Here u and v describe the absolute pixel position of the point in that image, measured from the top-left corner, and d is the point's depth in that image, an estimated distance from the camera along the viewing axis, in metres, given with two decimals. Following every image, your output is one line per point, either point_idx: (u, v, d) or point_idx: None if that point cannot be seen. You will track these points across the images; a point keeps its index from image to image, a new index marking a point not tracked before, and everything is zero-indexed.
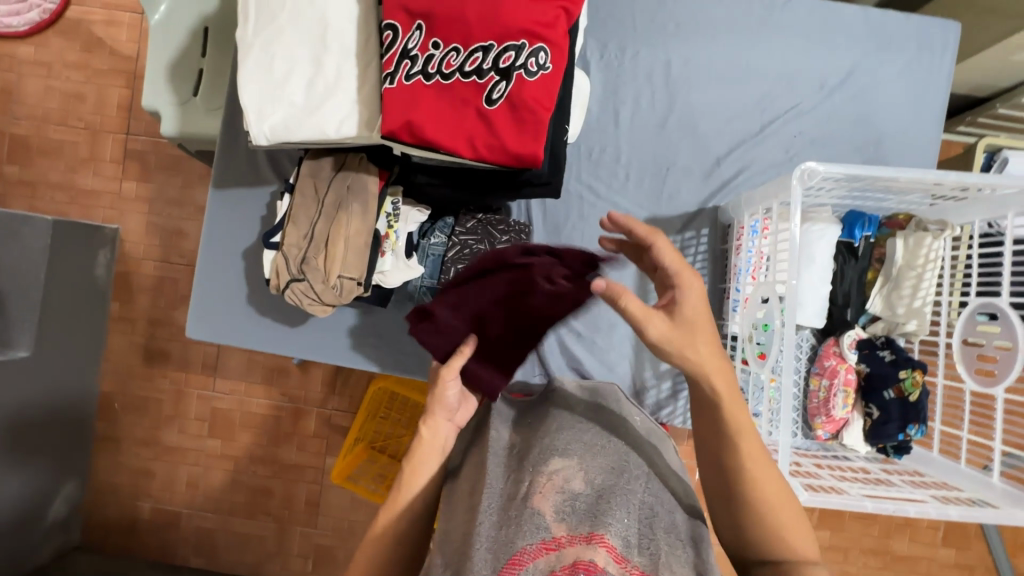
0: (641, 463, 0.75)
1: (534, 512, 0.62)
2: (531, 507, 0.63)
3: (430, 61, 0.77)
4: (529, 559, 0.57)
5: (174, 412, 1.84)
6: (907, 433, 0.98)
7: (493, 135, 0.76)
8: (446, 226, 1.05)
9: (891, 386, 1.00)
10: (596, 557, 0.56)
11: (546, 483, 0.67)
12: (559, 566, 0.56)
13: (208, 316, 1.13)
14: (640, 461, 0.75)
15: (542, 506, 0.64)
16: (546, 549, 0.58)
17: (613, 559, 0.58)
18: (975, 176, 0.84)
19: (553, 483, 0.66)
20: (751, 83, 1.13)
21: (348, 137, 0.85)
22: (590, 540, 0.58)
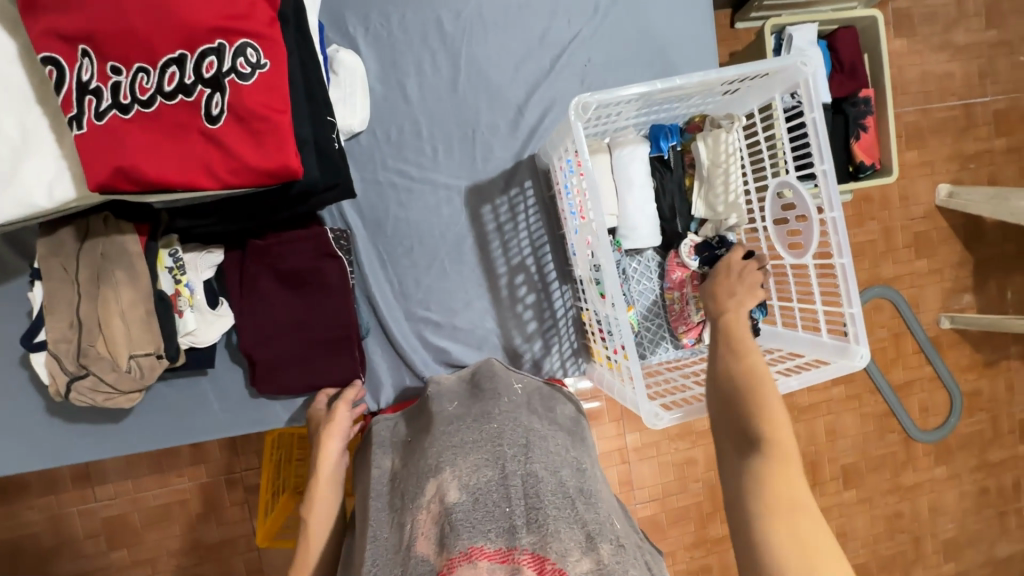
0: (517, 436, 0.78)
1: (418, 557, 0.65)
2: (414, 552, 0.66)
3: (119, 91, 0.64)
4: None
5: (56, 541, 1.60)
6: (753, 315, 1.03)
7: (229, 156, 0.66)
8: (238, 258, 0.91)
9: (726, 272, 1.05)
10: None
11: (426, 516, 0.69)
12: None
13: (14, 441, 0.95)
14: (517, 434, 0.79)
15: (422, 543, 0.67)
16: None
17: (496, 564, 0.61)
18: (735, 67, 0.87)
19: (431, 512, 0.69)
20: (527, 21, 1.09)
21: (69, 202, 0.72)
22: (470, 558, 0.60)
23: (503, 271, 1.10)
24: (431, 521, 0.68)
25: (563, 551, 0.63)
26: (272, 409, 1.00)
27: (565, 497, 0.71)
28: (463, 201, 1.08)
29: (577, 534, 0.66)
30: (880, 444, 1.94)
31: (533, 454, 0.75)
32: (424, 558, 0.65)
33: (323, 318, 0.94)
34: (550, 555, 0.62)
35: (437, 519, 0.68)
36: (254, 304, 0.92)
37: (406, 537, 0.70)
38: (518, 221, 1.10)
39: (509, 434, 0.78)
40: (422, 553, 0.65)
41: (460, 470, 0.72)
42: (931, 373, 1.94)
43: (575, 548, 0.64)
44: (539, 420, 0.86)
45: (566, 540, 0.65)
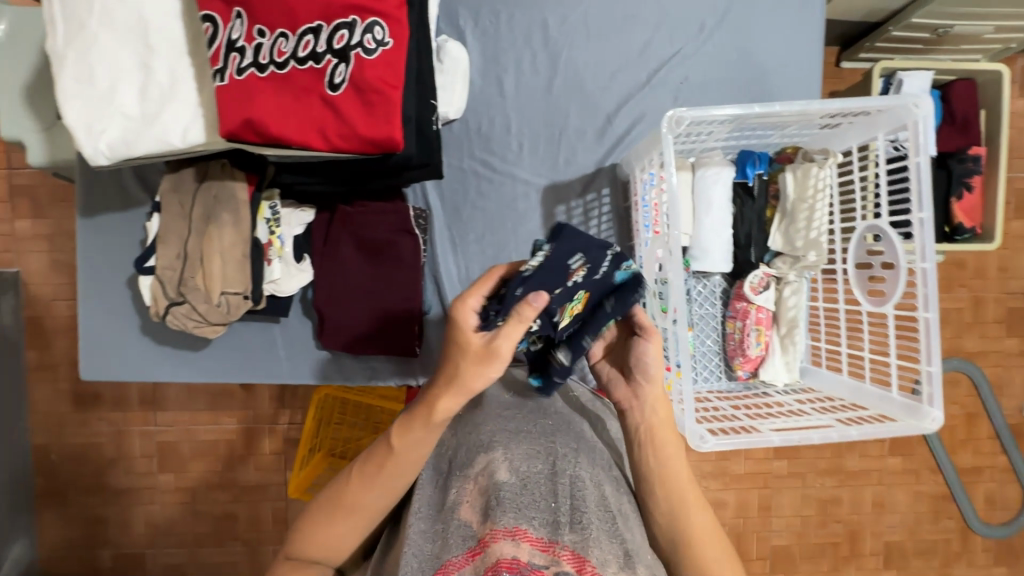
0: (570, 440, 0.80)
1: (460, 522, 0.69)
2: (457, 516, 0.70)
3: (260, 51, 0.71)
4: (457, 567, 0.64)
5: (116, 454, 1.75)
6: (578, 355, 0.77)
7: (342, 123, 0.72)
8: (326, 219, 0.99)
9: (555, 310, 0.72)
10: (518, 554, 0.62)
11: (472, 486, 0.73)
12: (485, 567, 0.62)
13: (108, 354, 1.07)
14: (569, 438, 0.81)
15: (467, 510, 0.70)
16: (472, 556, 0.64)
17: (537, 550, 0.64)
18: (840, 101, 0.85)
19: (478, 483, 0.73)
20: (631, 34, 1.10)
21: (196, 145, 0.79)
22: (514, 536, 0.63)
23: None
24: (476, 492, 0.72)
25: (600, 557, 0.64)
26: (330, 364, 1.07)
27: (609, 511, 0.72)
28: (540, 198, 1.11)
29: (616, 549, 0.68)
30: (933, 528, 1.80)
31: (583, 460, 0.77)
32: (468, 523, 0.68)
33: (390, 287, 0.99)
34: (590, 558, 0.63)
35: (483, 493, 0.71)
36: (332, 265, 0.98)
37: (450, 500, 0.73)
38: (589, 225, 1.12)
39: (563, 436, 0.80)
40: (465, 520, 0.69)
41: (512, 454, 0.75)
42: (1004, 463, 1.78)
43: (611, 559, 0.66)
44: (589, 431, 0.88)
45: (604, 549, 0.66)
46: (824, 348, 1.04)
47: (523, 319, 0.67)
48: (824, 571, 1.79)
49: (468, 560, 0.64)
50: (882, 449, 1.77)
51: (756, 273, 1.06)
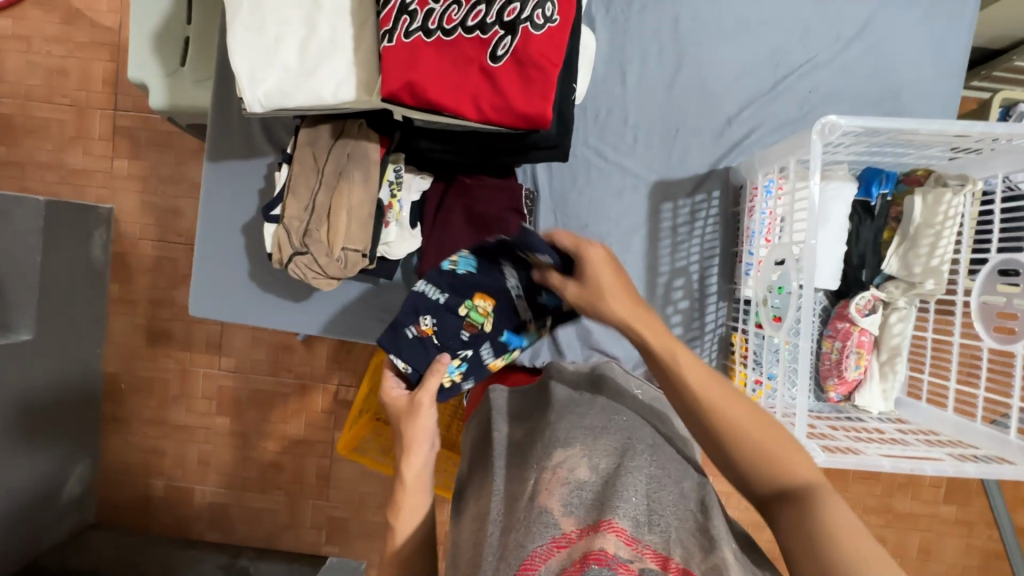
0: (644, 440, 0.79)
1: (541, 508, 0.65)
2: (538, 506, 0.65)
3: (430, 17, 0.73)
4: (542, 561, 0.58)
5: (180, 391, 1.84)
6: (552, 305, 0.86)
7: (499, 94, 0.73)
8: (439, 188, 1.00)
9: (462, 330, 0.86)
10: (607, 545, 0.59)
11: (550, 478, 0.70)
12: (571, 562, 0.58)
13: (210, 294, 1.11)
14: (643, 437, 0.79)
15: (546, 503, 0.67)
16: (557, 548, 0.59)
17: (623, 543, 0.59)
18: (1001, 126, 0.81)
19: (557, 476, 0.70)
20: (763, 36, 1.08)
21: (346, 102, 0.82)
22: (600, 527, 0.60)
23: (665, 272, 1.11)
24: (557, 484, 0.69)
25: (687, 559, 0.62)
26: None
27: (688, 510, 0.71)
28: (647, 193, 1.10)
29: (697, 540, 0.66)
30: None
31: (658, 460, 0.76)
32: (549, 513, 0.63)
33: None
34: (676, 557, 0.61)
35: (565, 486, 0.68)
36: (439, 232, 0.98)
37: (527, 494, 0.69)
38: (694, 226, 1.10)
39: (640, 436, 0.80)
40: (546, 510, 0.64)
41: (590, 452, 0.73)
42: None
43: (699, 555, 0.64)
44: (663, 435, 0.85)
45: (688, 542, 0.66)
46: (927, 381, 1.01)
47: (438, 371, 0.81)
48: None
49: (553, 552, 0.58)
50: (938, 494, 1.71)
51: (863, 296, 1.03)
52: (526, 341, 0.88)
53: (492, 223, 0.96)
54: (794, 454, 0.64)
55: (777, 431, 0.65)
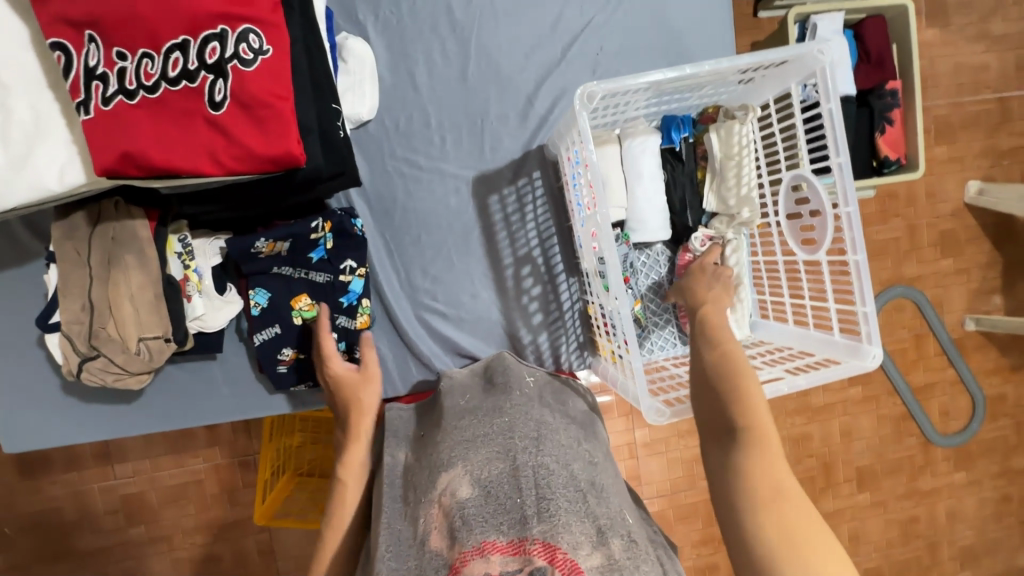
0: (529, 429, 0.78)
1: (430, 551, 0.65)
2: (427, 547, 0.66)
3: (125, 76, 0.64)
4: None
5: (78, 515, 1.66)
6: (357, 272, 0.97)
7: (233, 143, 0.66)
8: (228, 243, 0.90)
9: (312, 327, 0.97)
10: (490, 572, 0.59)
11: (437, 509, 0.69)
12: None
13: (35, 419, 0.98)
14: (528, 426, 0.78)
15: (434, 539, 0.67)
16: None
17: (508, 556, 0.62)
18: (748, 56, 0.84)
19: (442, 505, 0.69)
20: (539, 8, 1.07)
21: (77, 187, 0.72)
22: (483, 553, 0.61)
23: (509, 263, 1.09)
24: (442, 515, 0.68)
25: (572, 542, 0.63)
26: (277, 395, 1.01)
27: (577, 490, 0.70)
28: (470, 191, 1.08)
29: (586, 528, 0.66)
30: (897, 447, 1.89)
31: (545, 447, 0.75)
32: (437, 553, 0.65)
33: (316, 291, 0.96)
34: (561, 545, 0.62)
35: (448, 515, 0.67)
36: (256, 287, 0.93)
37: (418, 533, 0.69)
38: (525, 212, 1.09)
39: (522, 426, 0.78)
40: (434, 550, 0.65)
41: (472, 464, 0.72)
42: (953, 375, 1.88)
43: (584, 540, 0.64)
44: (551, 414, 0.85)
45: (576, 532, 0.64)
46: (770, 301, 1.06)
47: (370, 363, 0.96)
48: None
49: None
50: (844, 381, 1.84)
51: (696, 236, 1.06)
52: (360, 286, 0.97)
53: (304, 254, 0.93)
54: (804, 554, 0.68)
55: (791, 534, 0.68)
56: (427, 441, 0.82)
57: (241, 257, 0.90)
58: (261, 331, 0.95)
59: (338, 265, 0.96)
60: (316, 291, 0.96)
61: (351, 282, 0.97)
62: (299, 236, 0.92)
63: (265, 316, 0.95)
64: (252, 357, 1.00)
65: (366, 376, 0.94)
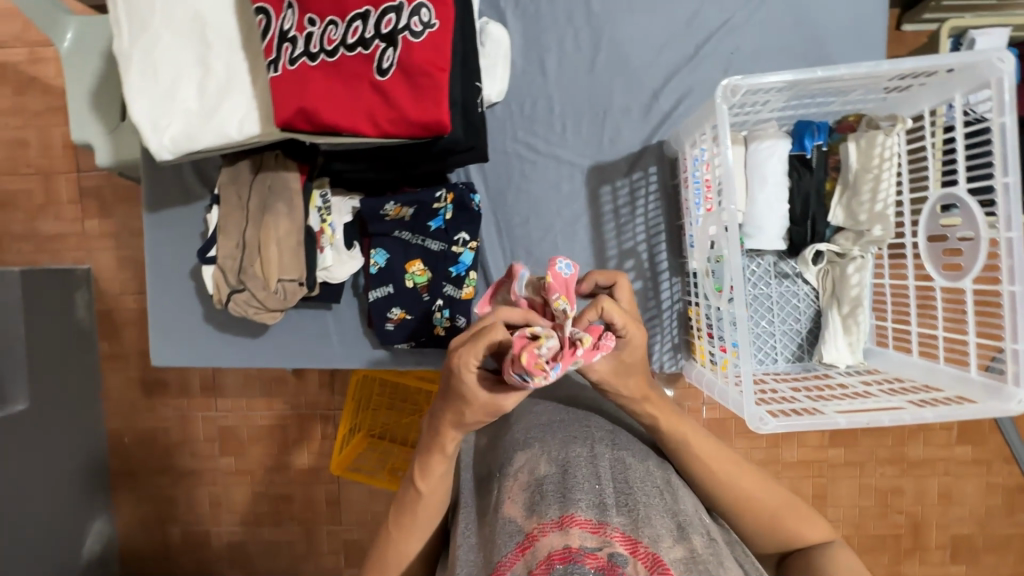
0: (604, 425, 0.84)
1: (505, 519, 0.69)
2: (503, 512, 0.70)
3: (311, 40, 0.72)
4: (509, 565, 0.62)
5: (181, 438, 1.86)
6: (468, 244, 1.01)
7: (392, 107, 0.72)
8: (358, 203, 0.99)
9: (419, 292, 1.03)
10: (569, 542, 0.62)
11: (514, 483, 0.74)
12: (536, 562, 0.61)
13: (175, 342, 1.12)
14: (603, 424, 0.85)
15: (510, 506, 0.71)
16: (522, 553, 0.63)
17: (588, 533, 0.63)
18: (912, 60, 0.78)
19: (520, 479, 0.74)
20: (676, 4, 1.06)
21: (252, 136, 0.82)
22: (562, 524, 0.64)
23: (613, 255, 1.10)
24: (519, 487, 0.73)
25: (653, 535, 0.65)
26: (381, 351, 1.09)
27: (654, 486, 0.74)
28: (585, 179, 1.09)
29: (667, 522, 0.68)
30: (1007, 521, 1.68)
31: (620, 442, 0.81)
32: (513, 518, 0.69)
33: (428, 258, 1.02)
34: (642, 539, 0.64)
35: (526, 486, 0.73)
36: (377, 247, 1.01)
37: (495, 501, 0.74)
38: (636, 206, 1.10)
39: (597, 423, 0.84)
40: (510, 515, 0.69)
41: (550, 445, 0.78)
42: None
43: (665, 533, 0.67)
44: (622, 420, 0.90)
45: (656, 525, 0.67)
46: (891, 328, 0.99)
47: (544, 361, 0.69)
48: (885, 564, 1.69)
49: (518, 557, 0.63)
50: (950, 437, 1.66)
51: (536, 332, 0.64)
52: (468, 259, 1.02)
53: (424, 221, 1.00)
54: (784, 501, 0.78)
55: (785, 496, 0.79)
56: (502, 428, 0.90)
57: (370, 216, 0.98)
58: (375, 289, 1.03)
59: (453, 236, 1.01)
60: (428, 258, 1.02)
61: (461, 254, 1.01)
62: (422, 205, 0.99)
63: (381, 275, 1.02)
64: (363, 313, 1.08)
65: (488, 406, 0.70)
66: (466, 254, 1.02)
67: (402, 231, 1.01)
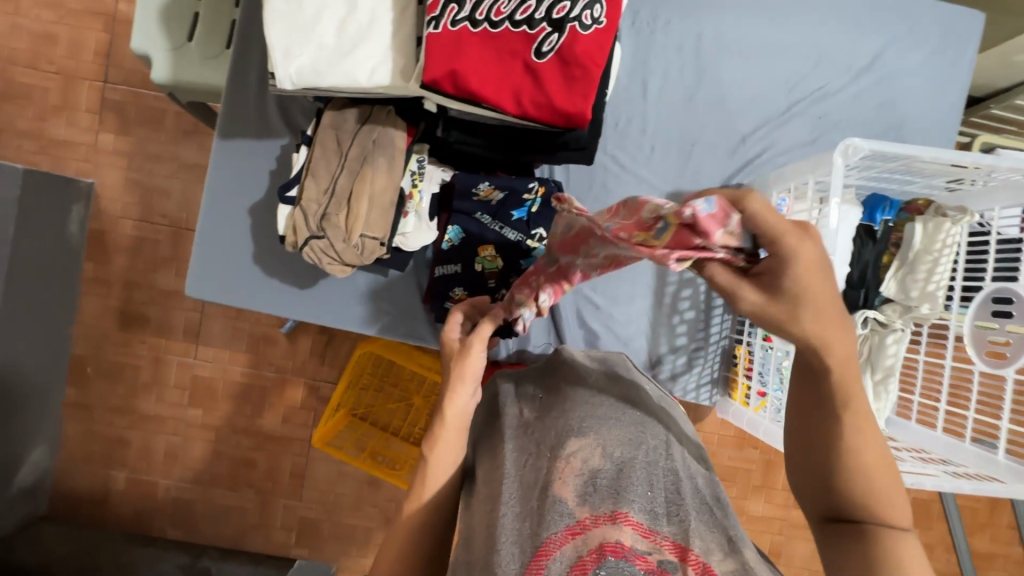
0: (659, 428, 0.80)
1: (554, 500, 0.67)
2: (552, 491, 0.68)
3: (479, 7, 0.73)
4: (555, 547, 0.62)
5: (151, 379, 1.75)
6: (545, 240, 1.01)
7: (541, 91, 0.73)
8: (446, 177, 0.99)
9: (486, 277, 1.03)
10: (621, 539, 0.63)
11: (564, 465, 0.71)
12: (587, 549, 0.63)
13: (205, 278, 1.07)
14: (658, 427, 0.80)
15: (559, 488, 0.69)
16: (572, 537, 0.64)
17: (640, 536, 0.64)
18: (1003, 159, 0.86)
19: (571, 465, 0.71)
20: (780, 61, 1.12)
21: (380, 86, 0.81)
22: (615, 521, 0.64)
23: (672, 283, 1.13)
24: (570, 472, 0.70)
25: (704, 546, 0.65)
26: (426, 327, 1.08)
27: (704, 502, 0.72)
28: (662, 203, 1.12)
29: (717, 537, 0.67)
30: None
31: (673, 449, 0.77)
32: (562, 501, 0.67)
33: (502, 245, 1.00)
34: (693, 546, 0.65)
35: (578, 473, 0.70)
36: (457, 224, 1.00)
37: (541, 478, 0.71)
38: None
39: (652, 424, 0.80)
40: (559, 497, 0.67)
41: (606, 438, 0.74)
42: (1016, 552, 1.78)
43: (714, 548, 0.66)
44: (675, 419, 0.86)
45: (707, 538, 0.67)
46: (918, 402, 1.05)
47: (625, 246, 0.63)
48: None
49: (568, 538, 0.64)
50: None
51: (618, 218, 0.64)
52: (540, 254, 1.02)
53: (508, 208, 0.99)
54: (895, 499, 0.56)
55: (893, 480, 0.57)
56: (548, 401, 0.84)
57: (459, 193, 0.98)
58: (445, 266, 1.02)
59: (531, 230, 1.00)
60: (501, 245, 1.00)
61: (534, 250, 1.00)
62: (511, 193, 0.99)
63: (453, 252, 1.01)
64: (421, 288, 1.07)
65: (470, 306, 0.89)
66: (540, 249, 1.02)
67: (484, 213, 1.00)
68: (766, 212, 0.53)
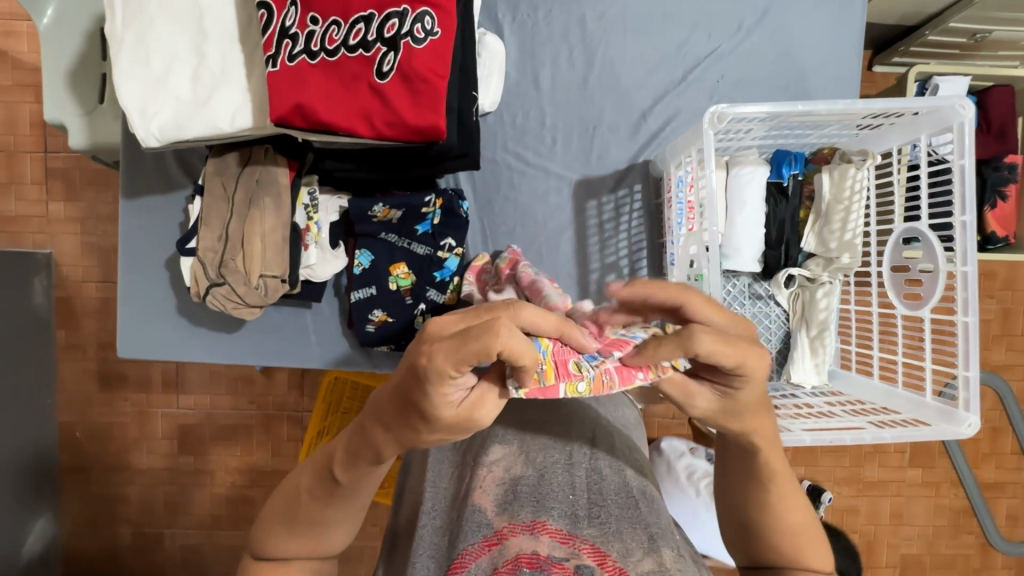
0: (586, 429, 0.76)
1: (474, 508, 0.63)
2: (472, 502, 0.64)
3: (312, 38, 0.74)
4: (471, 559, 0.57)
5: (139, 434, 1.75)
6: (455, 249, 1.00)
7: (389, 109, 0.73)
8: (343, 202, 1.00)
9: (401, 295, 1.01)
10: (538, 548, 0.56)
11: (487, 475, 0.67)
12: (501, 561, 0.56)
13: (148, 333, 1.09)
14: (586, 426, 0.77)
15: (480, 498, 0.64)
16: (488, 547, 0.57)
17: (558, 542, 0.57)
18: (884, 100, 0.84)
19: (493, 474, 0.67)
20: (669, 31, 1.10)
21: (244, 129, 0.81)
22: (532, 530, 0.58)
23: (596, 268, 1.12)
24: (493, 482, 0.66)
25: (623, 549, 0.58)
26: (362, 353, 1.08)
27: (629, 496, 0.66)
28: (572, 192, 1.12)
29: (637, 534, 0.60)
30: (951, 543, 1.69)
31: (600, 448, 0.73)
32: (482, 511, 0.62)
33: (413, 260, 1.00)
34: (611, 551, 0.57)
35: (500, 484, 0.65)
36: (362, 248, 1.00)
37: (464, 492, 0.67)
38: (620, 222, 1.13)
39: (579, 425, 0.76)
40: (480, 508, 0.63)
41: (528, 447, 0.71)
42: None
43: (635, 548, 0.58)
44: (607, 416, 0.82)
45: (627, 538, 0.60)
46: (855, 352, 1.04)
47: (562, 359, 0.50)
48: None
49: (482, 550, 0.57)
50: (902, 460, 1.67)
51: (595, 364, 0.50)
52: (450, 264, 1.00)
53: (411, 223, 0.99)
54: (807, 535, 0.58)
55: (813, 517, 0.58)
56: None
57: (357, 216, 0.98)
58: (356, 290, 1.01)
59: (439, 241, 0.99)
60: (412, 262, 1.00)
61: (446, 259, 1.00)
62: (409, 208, 0.98)
63: (362, 276, 1.00)
64: (344, 314, 1.07)
65: (455, 341, 0.41)
66: (451, 259, 1.00)
67: (390, 232, 1.00)
68: (724, 349, 0.47)
